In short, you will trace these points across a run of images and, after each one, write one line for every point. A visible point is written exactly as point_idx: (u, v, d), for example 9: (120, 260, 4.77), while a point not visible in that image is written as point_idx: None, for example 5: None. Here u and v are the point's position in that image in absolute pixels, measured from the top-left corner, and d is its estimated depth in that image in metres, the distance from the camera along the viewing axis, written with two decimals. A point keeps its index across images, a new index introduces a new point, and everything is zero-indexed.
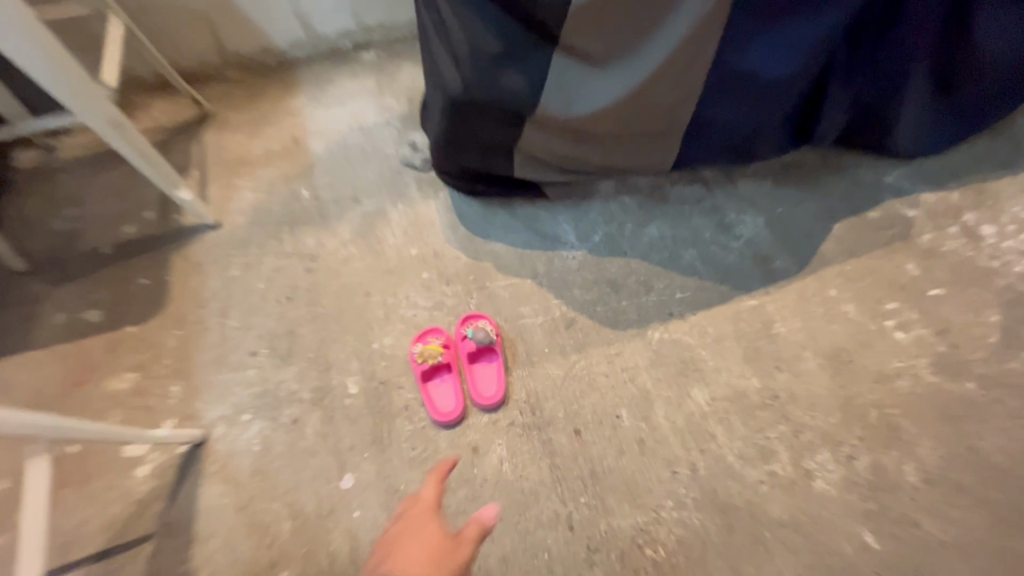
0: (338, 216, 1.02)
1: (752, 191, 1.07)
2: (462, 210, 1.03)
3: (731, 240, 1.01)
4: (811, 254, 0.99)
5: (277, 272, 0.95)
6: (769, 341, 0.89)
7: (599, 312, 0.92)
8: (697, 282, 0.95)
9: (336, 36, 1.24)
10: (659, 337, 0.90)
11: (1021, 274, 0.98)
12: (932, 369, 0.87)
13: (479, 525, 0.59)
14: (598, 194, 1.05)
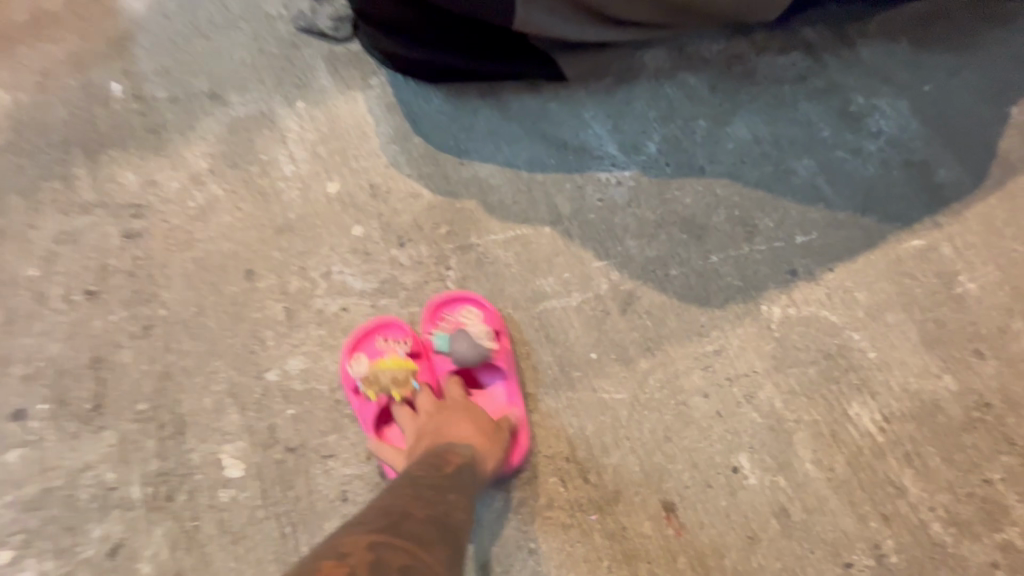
0: (182, 128, 0.55)
1: (881, 60, 0.66)
2: (415, 109, 0.58)
3: (863, 140, 0.62)
4: (988, 157, 0.62)
5: (66, 243, 0.50)
6: (955, 307, 0.54)
7: (674, 277, 0.53)
8: (825, 214, 0.57)
9: None
10: (782, 314, 0.52)
11: None
12: None
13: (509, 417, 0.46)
14: (643, 71, 0.62)
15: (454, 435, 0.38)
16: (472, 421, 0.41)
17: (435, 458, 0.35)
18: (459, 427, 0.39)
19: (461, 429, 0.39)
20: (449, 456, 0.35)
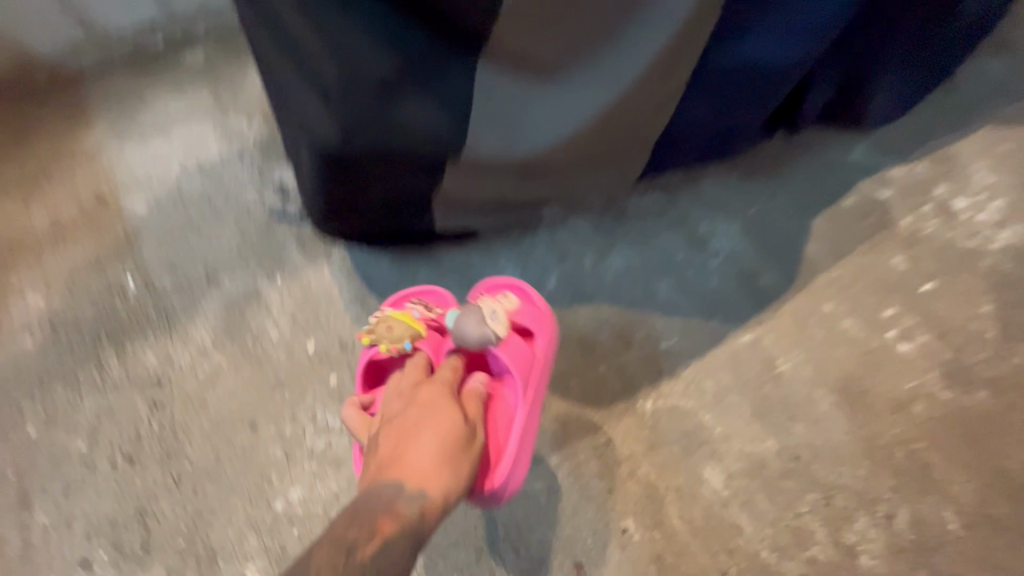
0: (186, 310, 0.71)
1: (718, 191, 0.89)
2: (370, 271, 0.75)
3: (708, 259, 0.83)
4: (796, 263, 0.84)
5: (105, 418, 0.65)
6: (775, 386, 0.74)
7: (574, 387, 0.72)
8: (682, 323, 0.77)
9: (139, 32, 0.86)
10: (654, 407, 0.71)
11: (1004, 249, 0.90)
12: (944, 382, 0.77)
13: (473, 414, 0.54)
14: (541, 221, 0.82)
15: (418, 462, 0.46)
16: (444, 441, 0.48)
17: (387, 497, 0.43)
18: (430, 448, 0.47)
19: (430, 456, 0.46)
20: (399, 499, 0.43)
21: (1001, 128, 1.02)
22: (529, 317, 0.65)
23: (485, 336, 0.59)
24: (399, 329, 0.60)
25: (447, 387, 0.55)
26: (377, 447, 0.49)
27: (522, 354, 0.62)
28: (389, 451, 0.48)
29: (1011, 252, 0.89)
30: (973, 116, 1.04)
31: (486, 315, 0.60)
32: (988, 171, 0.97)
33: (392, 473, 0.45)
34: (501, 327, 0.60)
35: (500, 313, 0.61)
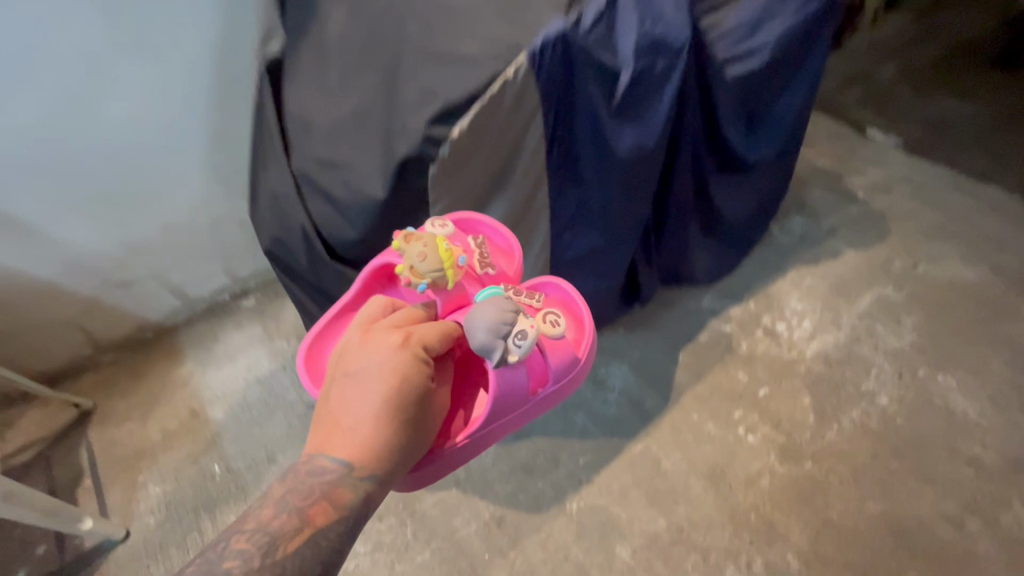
0: (256, 482, 1.05)
1: (611, 342, 1.29)
2: None
3: (608, 393, 1.20)
4: (670, 387, 1.22)
5: None
6: (662, 479, 1.07)
7: (522, 499, 1.04)
8: (594, 443, 1.12)
9: (213, 293, 1.28)
10: (578, 506, 1.03)
11: (814, 355, 1.29)
12: (781, 459, 1.11)
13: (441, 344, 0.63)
14: None
15: (365, 450, 0.55)
16: (393, 434, 0.56)
17: (330, 478, 0.54)
18: (377, 439, 0.55)
19: (376, 447, 0.55)
20: (341, 483, 0.54)
21: (803, 268, 1.48)
22: (554, 361, 0.69)
23: (492, 350, 0.61)
24: (432, 264, 0.63)
25: (425, 359, 0.60)
26: (336, 401, 0.58)
27: (517, 390, 0.67)
28: (346, 420, 0.56)
29: (819, 358, 1.28)
30: (785, 261, 1.50)
31: (511, 336, 0.62)
32: (797, 301, 1.40)
33: (338, 450, 0.55)
34: (521, 355, 0.63)
35: (525, 345, 0.62)
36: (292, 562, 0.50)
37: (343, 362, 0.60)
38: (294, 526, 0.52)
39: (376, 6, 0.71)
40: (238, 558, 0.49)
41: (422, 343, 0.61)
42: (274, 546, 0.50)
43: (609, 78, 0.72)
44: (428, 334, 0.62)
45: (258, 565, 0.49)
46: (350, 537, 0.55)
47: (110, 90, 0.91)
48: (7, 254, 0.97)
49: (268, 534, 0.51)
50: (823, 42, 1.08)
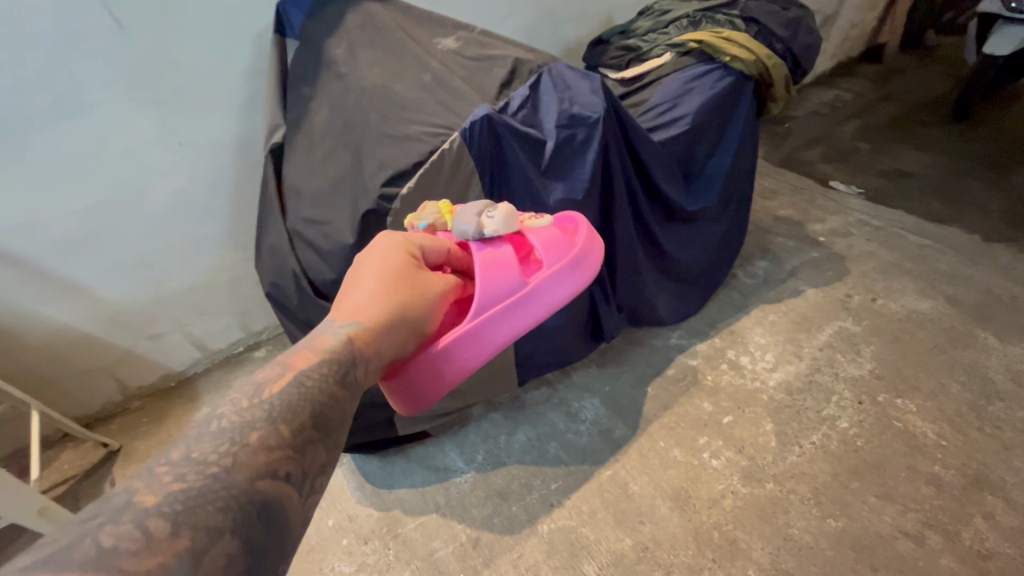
0: None
1: (584, 379, 1.40)
2: (366, 468, 1.24)
3: (580, 424, 1.30)
4: (638, 418, 1.31)
5: None
6: (628, 501, 1.14)
7: (497, 522, 1.12)
8: (565, 470, 1.21)
9: (229, 345, 1.45)
10: (549, 528, 1.11)
11: (776, 384, 1.37)
12: (743, 481, 1.17)
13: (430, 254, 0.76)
14: (472, 417, 1.33)
15: (355, 307, 0.65)
16: (379, 291, 0.66)
17: (322, 332, 0.61)
18: (365, 297, 0.65)
19: (366, 306, 0.64)
20: (329, 333, 0.61)
21: (767, 306, 1.58)
22: (542, 244, 0.77)
23: (471, 225, 0.76)
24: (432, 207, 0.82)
25: (411, 244, 0.74)
26: (341, 291, 0.69)
27: (505, 263, 0.75)
28: (345, 296, 0.67)
29: (781, 387, 1.36)
30: (749, 301, 1.61)
31: (485, 215, 0.78)
32: (761, 336, 1.49)
33: (336, 314, 0.64)
34: (497, 224, 0.76)
35: (497, 214, 0.76)
36: (281, 397, 0.51)
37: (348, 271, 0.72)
38: (281, 371, 0.54)
39: (351, 101, 0.92)
40: (234, 402, 0.50)
41: (410, 237, 0.76)
42: (264, 388, 0.52)
43: (535, 146, 0.90)
44: (416, 236, 0.77)
45: (251, 405, 0.49)
46: (338, 387, 0.55)
47: (153, 176, 1.14)
48: (59, 311, 1.17)
49: (258, 382, 0.53)
50: (743, 108, 1.27)
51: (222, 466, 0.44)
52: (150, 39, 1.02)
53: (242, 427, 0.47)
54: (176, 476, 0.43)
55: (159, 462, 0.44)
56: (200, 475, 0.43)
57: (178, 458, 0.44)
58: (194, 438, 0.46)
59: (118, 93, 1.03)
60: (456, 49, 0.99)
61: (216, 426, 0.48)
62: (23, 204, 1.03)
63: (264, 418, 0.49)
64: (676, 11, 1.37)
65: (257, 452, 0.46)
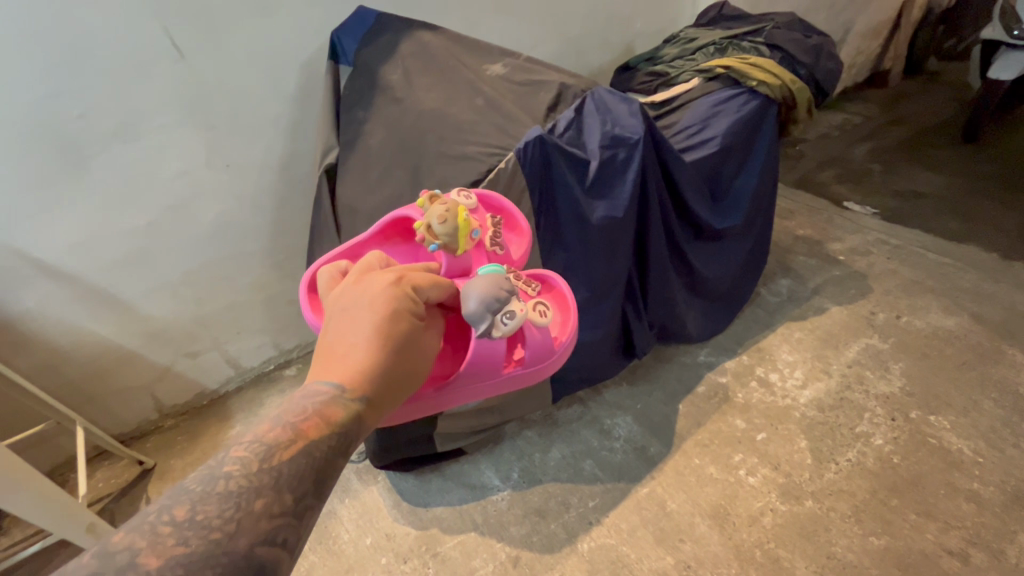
0: None
1: (615, 397, 1.41)
2: (402, 486, 1.24)
3: (614, 441, 1.30)
4: (672, 435, 1.31)
5: None
6: (667, 519, 1.14)
7: (536, 541, 1.12)
8: (602, 487, 1.21)
9: (261, 363, 1.47)
10: (589, 546, 1.10)
11: (807, 401, 1.37)
12: (782, 498, 1.17)
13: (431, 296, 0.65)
14: (505, 434, 1.33)
15: (359, 370, 0.52)
16: (388, 356, 0.54)
17: (321, 397, 0.50)
18: (373, 359, 0.53)
19: (374, 364, 0.53)
20: (333, 401, 0.49)
21: (792, 323, 1.59)
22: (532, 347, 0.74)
23: (479, 321, 0.68)
24: (448, 229, 0.74)
25: (416, 298, 0.62)
26: (331, 337, 0.56)
27: (489, 361, 0.72)
28: (341, 348, 0.54)
29: (813, 404, 1.36)
30: (774, 319, 1.62)
31: (500, 313, 0.69)
32: (788, 353, 1.50)
33: (332, 373, 0.52)
34: (506, 332, 0.69)
35: (511, 324, 0.69)
36: (291, 467, 0.44)
37: (336, 312, 0.58)
38: (288, 436, 0.46)
39: (408, 124, 0.99)
40: (237, 464, 0.43)
41: (415, 287, 0.63)
42: (268, 455, 0.44)
43: (581, 166, 0.95)
44: (421, 282, 0.64)
45: (254, 471, 0.43)
46: (343, 462, 0.48)
47: (201, 198, 1.17)
48: (106, 329, 1.19)
49: (264, 444, 0.45)
50: (767, 131, 1.30)
51: (227, 532, 0.39)
52: (208, 67, 1.07)
53: (250, 493, 0.41)
54: (180, 537, 0.38)
55: (159, 517, 0.39)
56: (203, 537, 0.38)
57: (180, 517, 0.39)
58: (197, 495, 0.40)
59: (175, 119, 1.08)
60: (503, 77, 1.05)
61: (222, 486, 0.41)
62: (79, 224, 1.07)
63: (271, 485, 0.42)
64: (702, 39, 1.44)
65: (259, 520, 0.40)
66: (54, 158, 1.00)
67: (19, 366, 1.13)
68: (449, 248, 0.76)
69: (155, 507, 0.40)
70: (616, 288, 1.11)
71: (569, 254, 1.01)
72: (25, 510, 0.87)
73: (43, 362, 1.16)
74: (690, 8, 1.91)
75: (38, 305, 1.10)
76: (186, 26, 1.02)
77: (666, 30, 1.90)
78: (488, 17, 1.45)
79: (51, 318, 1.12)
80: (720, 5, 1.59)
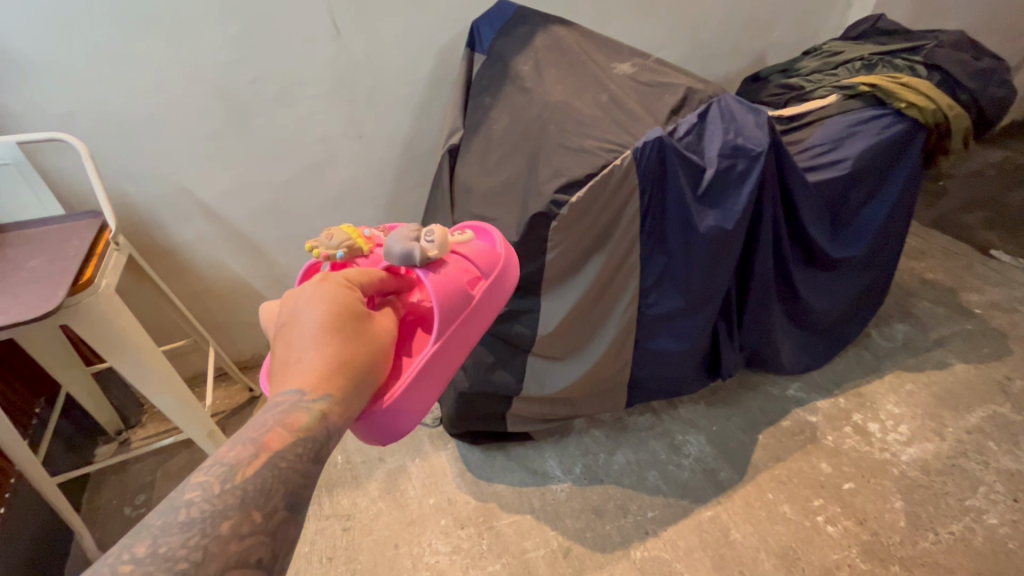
0: (367, 475, 1.27)
1: (690, 414, 1.37)
2: (468, 457, 1.30)
3: (682, 458, 1.27)
4: (746, 464, 1.25)
5: (320, 534, 1.17)
6: (728, 547, 1.10)
7: (589, 537, 1.13)
8: (664, 500, 1.19)
9: None
10: (641, 555, 1.09)
11: (909, 460, 1.24)
12: (864, 556, 1.07)
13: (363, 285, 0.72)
14: (573, 429, 1.35)
15: (311, 369, 0.57)
16: (338, 348, 0.60)
17: (283, 408, 0.53)
18: (323, 357, 0.58)
19: (326, 362, 0.58)
20: (296, 408, 0.53)
21: (904, 373, 1.44)
22: (478, 261, 0.80)
23: (411, 253, 0.74)
24: (343, 236, 0.79)
25: (350, 288, 0.69)
26: (283, 351, 0.61)
27: (452, 287, 0.74)
28: (292, 356, 0.59)
29: (916, 464, 1.23)
30: (882, 364, 1.48)
31: (422, 239, 0.77)
32: (894, 405, 1.36)
33: (292, 383, 0.56)
34: (435, 248, 0.76)
35: (435, 235, 0.77)
36: (257, 481, 0.46)
37: (283, 325, 0.63)
38: (251, 452, 0.48)
39: (532, 114, 1.04)
40: (201, 488, 0.45)
41: (347, 280, 0.70)
42: (232, 474, 0.46)
43: (695, 172, 0.94)
44: (352, 276, 0.71)
45: (219, 493, 0.44)
46: (313, 465, 0.51)
47: (334, 163, 1.30)
48: (242, 268, 1.37)
49: (226, 464, 0.47)
50: (909, 159, 1.19)
51: (193, 562, 0.39)
52: (358, 47, 1.18)
53: (216, 517, 0.43)
54: (146, 571, 0.38)
55: (121, 557, 0.39)
56: (169, 568, 0.38)
57: (144, 552, 0.39)
58: (159, 529, 0.41)
59: (324, 90, 1.20)
60: (631, 77, 1.06)
61: (185, 516, 0.42)
62: (234, 176, 1.23)
63: (237, 505, 0.44)
64: (849, 53, 1.35)
65: (227, 545, 0.41)
66: (225, 113, 1.16)
67: (174, 288, 1.34)
68: (357, 251, 0.80)
69: (115, 547, 0.40)
70: (712, 302, 1.09)
71: (667, 258, 1.01)
72: (166, 407, 1.06)
73: (191, 288, 1.35)
74: (838, 20, 1.78)
75: (195, 241, 1.29)
76: (348, 6, 1.13)
77: (807, 40, 1.78)
78: (621, 16, 1.45)
79: (203, 252, 1.31)
80: (875, 18, 1.46)
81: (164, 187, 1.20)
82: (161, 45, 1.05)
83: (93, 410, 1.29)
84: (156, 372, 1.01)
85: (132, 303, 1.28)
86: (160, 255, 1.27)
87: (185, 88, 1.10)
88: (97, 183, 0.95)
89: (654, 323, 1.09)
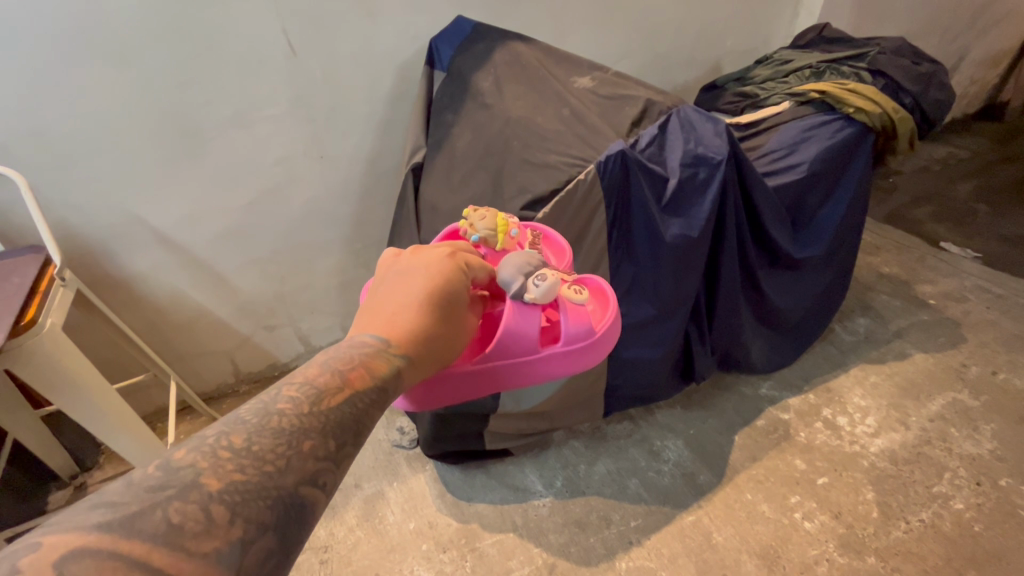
0: (344, 503, 1.24)
1: (667, 419, 1.38)
2: (447, 478, 1.27)
3: (662, 464, 1.28)
4: (724, 466, 1.26)
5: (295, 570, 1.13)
6: (711, 550, 1.11)
7: (574, 551, 1.12)
8: (646, 508, 1.19)
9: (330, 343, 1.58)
10: (627, 566, 1.09)
11: (878, 451, 1.27)
12: (841, 550, 1.10)
13: (475, 268, 0.72)
14: (552, 441, 1.34)
15: (399, 331, 0.58)
16: (431, 315, 0.61)
17: (367, 351, 0.54)
18: (415, 316, 0.59)
19: (414, 320, 0.59)
20: (378, 355, 0.54)
21: (868, 366, 1.49)
22: (567, 322, 0.73)
23: (512, 284, 0.72)
24: (488, 225, 0.81)
25: (465, 269, 0.69)
26: (387, 293, 0.63)
27: (525, 331, 0.72)
28: (396, 302, 0.61)
29: (885, 455, 1.26)
30: (848, 358, 1.52)
31: (533, 278, 0.72)
32: (861, 398, 1.40)
33: (377, 330, 0.57)
34: (540, 292, 0.71)
35: (545, 283, 0.71)
36: (336, 414, 0.47)
37: (395, 271, 0.66)
38: (337, 383, 0.49)
39: (495, 129, 1.04)
40: (290, 402, 0.46)
41: (465, 262, 0.70)
42: (319, 397, 0.47)
43: (660, 182, 0.95)
44: (471, 259, 0.72)
45: (303, 410, 0.46)
46: (379, 413, 0.51)
47: (295, 183, 1.27)
48: (203, 296, 1.32)
49: (315, 387, 0.48)
50: (860, 160, 1.24)
51: (277, 468, 0.41)
52: (315, 65, 1.16)
53: (300, 432, 0.44)
54: (237, 464, 0.40)
55: (218, 441, 0.42)
56: (257, 468, 0.41)
57: (238, 445, 0.42)
58: (253, 426, 0.43)
59: (282, 109, 1.18)
60: (592, 89, 1.08)
61: (275, 423, 0.44)
62: (190, 200, 1.19)
63: (320, 428, 0.45)
64: (798, 60, 1.40)
65: (305, 461, 0.43)
66: (178, 137, 1.12)
67: (128, 320, 1.27)
68: (489, 243, 0.81)
69: (213, 431, 0.43)
70: (681, 308, 1.10)
71: (636, 267, 1.02)
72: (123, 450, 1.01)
73: (148, 320, 1.29)
74: (786, 27, 1.86)
75: (151, 269, 1.23)
76: (304, 27, 1.11)
77: (758, 48, 1.85)
78: (579, 29, 1.47)
79: (159, 280, 1.25)
80: (821, 27, 1.52)
81: (115, 215, 1.14)
82: (106, 69, 1.00)
83: (43, 455, 1.21)
84: (110, 413, 0.97)
85: (82, 339, 1.21)
86: (112, 286, 1.21)
87: (136, 111, 1.06)
88: (40, 219, 0.89)
89: (627, 333, 1.09)
